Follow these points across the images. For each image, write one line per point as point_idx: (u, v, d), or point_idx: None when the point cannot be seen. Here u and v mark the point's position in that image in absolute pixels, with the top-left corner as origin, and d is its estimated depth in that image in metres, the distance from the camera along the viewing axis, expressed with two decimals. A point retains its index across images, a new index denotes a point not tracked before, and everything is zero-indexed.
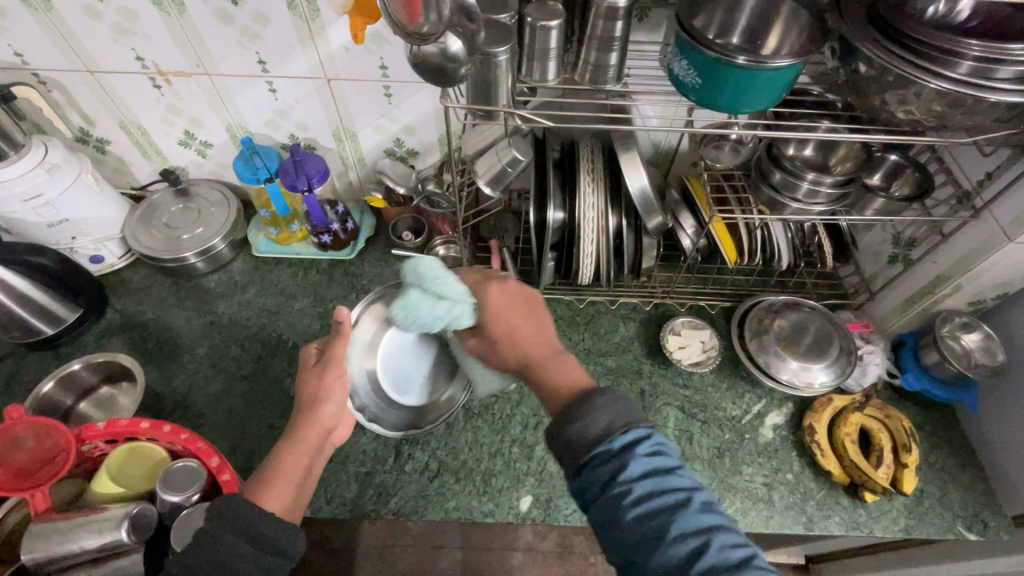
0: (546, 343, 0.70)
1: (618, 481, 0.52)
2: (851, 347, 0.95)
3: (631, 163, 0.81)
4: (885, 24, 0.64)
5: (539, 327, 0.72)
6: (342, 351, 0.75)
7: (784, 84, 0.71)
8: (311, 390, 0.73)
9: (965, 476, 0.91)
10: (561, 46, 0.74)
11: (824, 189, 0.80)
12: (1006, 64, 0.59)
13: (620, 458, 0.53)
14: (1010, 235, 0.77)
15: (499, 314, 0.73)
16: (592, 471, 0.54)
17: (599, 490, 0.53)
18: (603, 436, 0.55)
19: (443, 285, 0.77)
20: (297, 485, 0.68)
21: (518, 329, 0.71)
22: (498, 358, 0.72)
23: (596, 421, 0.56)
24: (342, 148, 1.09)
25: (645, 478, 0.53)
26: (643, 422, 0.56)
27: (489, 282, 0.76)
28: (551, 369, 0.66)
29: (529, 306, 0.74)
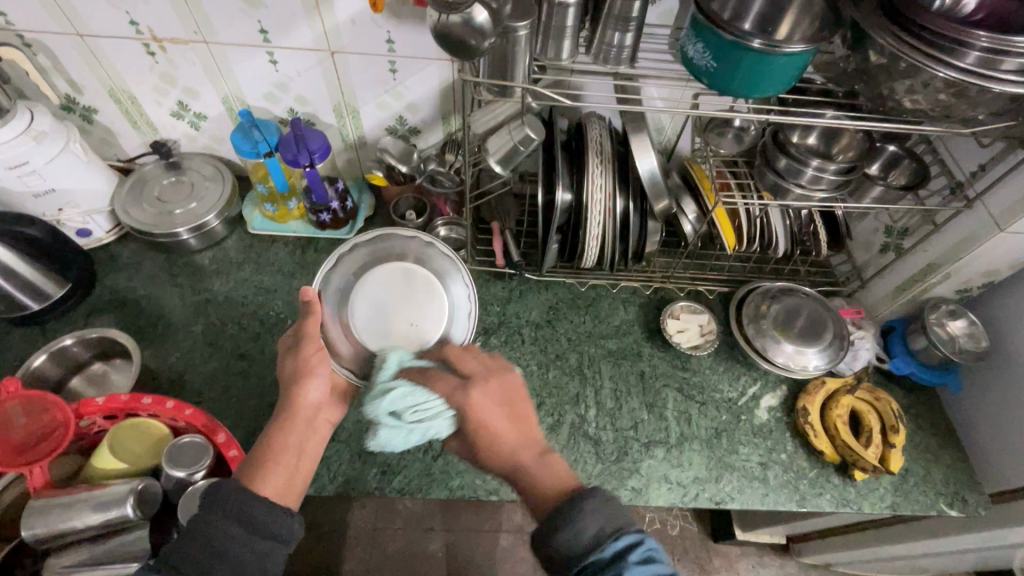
0: (535, 446, 0.69)
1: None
2: (844, 332, 0.98)
3: (641, 146, 0.82)
4: (897, 12, 0.66)
5: (523, 424, 0.70)
6: (316, 327, 0.74)
7: (795, 70, 0.72)
8: (295, 368, 0.72)
9: (947, 456, 0.96)
10: (577, 25, 0.73)
11: (828, 176, 0.82)
12: (1011, 55, 0.61)
13: (614, 567, 0.54)
14: (1002, 225, 0.80)
15: (481, 417, 0.69)
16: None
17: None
18: (598, 545, 0.56)
19: (411, 413, 0.68)
20: (292, 467, 0.67)
21: (503, 431, 0.69)
22: (482, 462, 0.70)
23: (587, 527, 0.57)
24: (342, 124, 1.06)
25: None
26: (632, 529, 0.57)
27: (469, 384, 0.70)
28: (537, 475, 0.65)
29: (511, 401, 0.71)
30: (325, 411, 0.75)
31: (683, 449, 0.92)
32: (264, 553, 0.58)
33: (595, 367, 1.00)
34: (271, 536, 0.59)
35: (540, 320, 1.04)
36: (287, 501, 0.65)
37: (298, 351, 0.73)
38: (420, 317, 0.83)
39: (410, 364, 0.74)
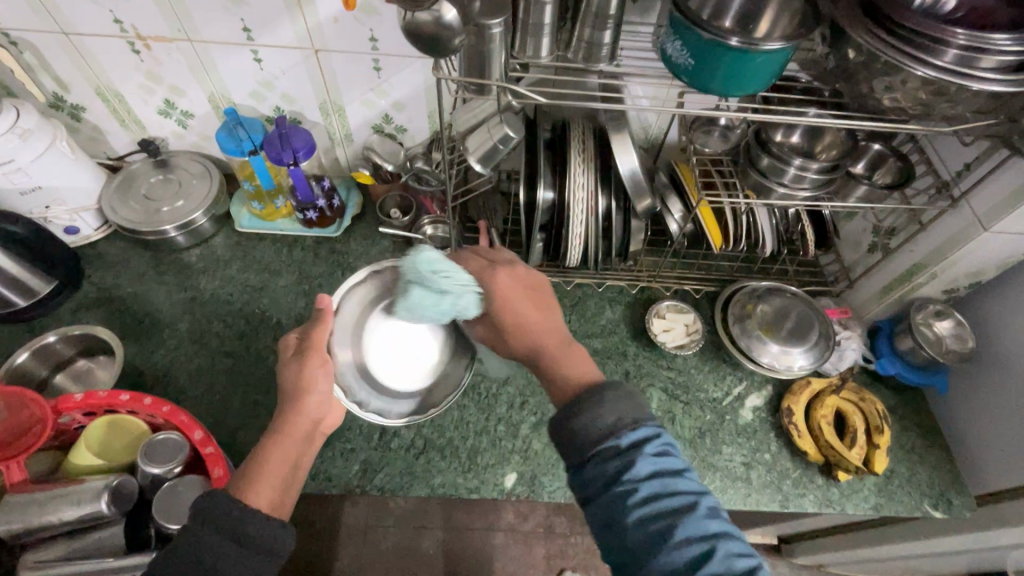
0: (553, 331, 0.74)
1: (625, 474, 0.56)
2: (829, 332, 0.98)
3: (622, 144, 0.81)
4: (875, 10, 0.65)
5: (544, 310, 0.77)
6: (322, 334, 0.73)
7: (776, 67, 0.71)
8: (295, 377, 0.70)
9: (933, 457, 0.95)
10: (555, 22, 0.73)
11: (810, 175, 0.81)
12: (990, 54, 0.61)
13: (627, 455, 0.57)
14: (986, 225, 0.79)
15: (510, 301, 0.75)
16: (598, 467, 0.58)
17: (602, 479, 0.57)
18: (616, 433, 0.59)
19: (444, 279, 0.76)
20: (283, 478, 0.65)
21: (531, 318, 0.75)
22: (511, 344, 0.75)
23: (606, 416, 0.60)
24: (329, 122, 1.07)
25: (652, 477, 0.56)
26: (648, 426, 0.60)
27: (495, 268, 0.78)
28: (562, 360, 0.71)
29: (536, 290, 0.78)
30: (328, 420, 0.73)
31: None
32: (256, 568, 0.57)
33: None
34: (263, 549, 0.58)
35: None
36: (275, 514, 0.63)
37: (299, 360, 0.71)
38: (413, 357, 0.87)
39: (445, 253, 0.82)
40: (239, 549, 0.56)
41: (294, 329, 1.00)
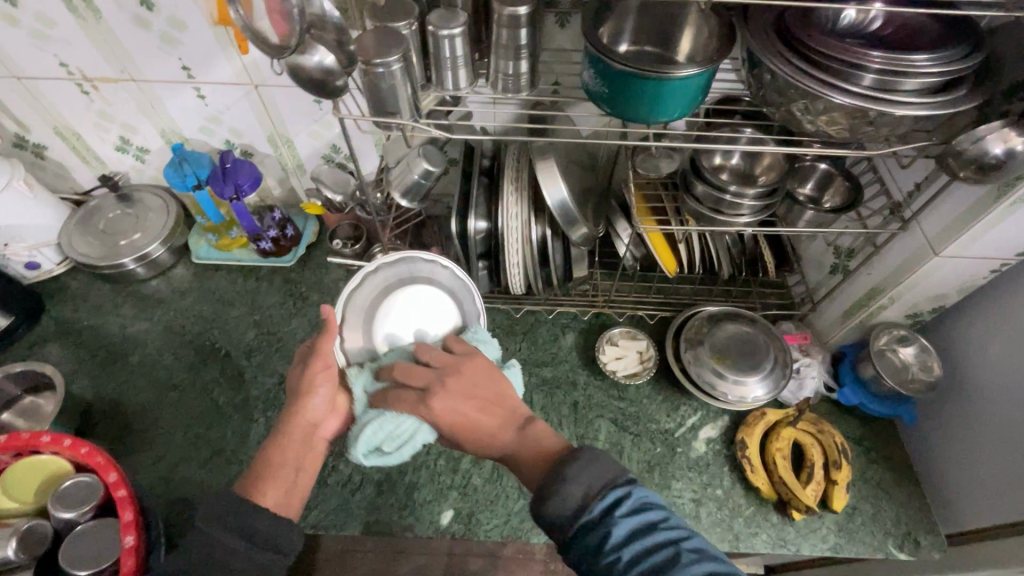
0: (507, 426, 0.67)
1: (605, 544, 0.50)
2: (786, 359, 0.93)
3: (549, 174, 0.80)
4: (788, 34, 0.62)
5: (495, 400, 0.68)
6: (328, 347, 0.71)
7: (694, 92, 0.69)
8: (302, 381, 0.71)
9: (900, 492, 0.89)
10: (469, 54, 0.72)
11: (746, 201, 0.78)
12: (910, 77, 0.57)
13: (601, 523, 0.52)
14: (936, 249, 0.74)
15: (451, 414, 0.66)
16: (581, 545, 0.52)
17: (585, 552, 0.51)
18: (589, 507, 0.53)
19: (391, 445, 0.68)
20: (290, 480, 0.69)
21: (473, 422, 0.66)
22: (477, 449, 0.67)
23: (574, 489, 0.54)
24: (279, 153, 1.07)
25: (630, 541, 0.50)
26: (618, 492, 0.54)
27: (428, 395, 0.66)
28: (523, 451, 0.64)
29: (478, 386, 0.68)
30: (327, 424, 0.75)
31: None
32: (263, 563, 0.60)
33: (527, 397, 0.97)
34: (269, 545, 0.61)
35: None
36: (281, 512, 0.67)
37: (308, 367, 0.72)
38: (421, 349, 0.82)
39: (374, 388, 0.71)
40: (248, 545, 0.59)
41: (241, 361, 1.00)
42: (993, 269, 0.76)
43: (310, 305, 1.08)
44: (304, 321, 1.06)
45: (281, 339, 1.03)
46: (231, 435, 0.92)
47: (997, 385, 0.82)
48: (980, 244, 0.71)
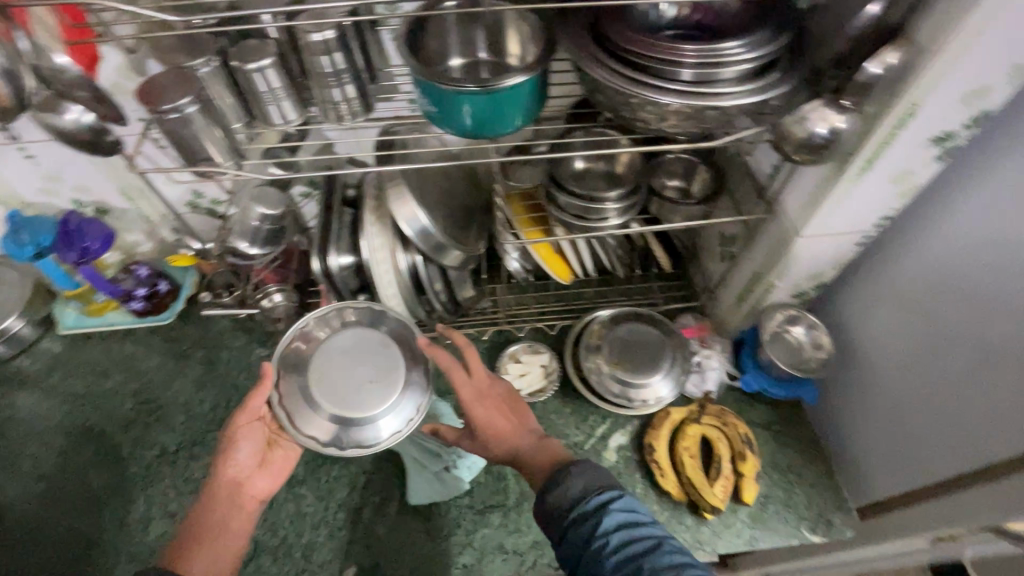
0: (526, 430, 0.73)
1: (597, 535, 0.55)
2: (685, 355, 0.92)
3: (404, 203, 0.77)
4: (603, 37, 0.59)
5: (518, 416, 0.75)
6: (258, 400, 0.72)
7: (525, 101, 0.65)
8: (226, 432, 0.72)
9: (810, 473, 0.89)
10: (290, 84, 0.67)
11: (610, 204, 0.75)
12: (728, 65, 0.55)
13: (594, 515, 0.57)
14: (798, 231, 0.73)
15: (486, 418, 0.73)
16: (574, 532, 0.57)
17: (580, 542, 0.56)
18: (594, 502, 0.58)
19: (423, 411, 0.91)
20: (226, 547, 0.65)
21: (504, 427, 0.73)
22: (496, 444, 0.72)
23: (574, 486, 0.60)
24: (138, 205, 1.00)
25: (618, 530, 0.55)
26: (620, 492, 0.59)
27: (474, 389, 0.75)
28: (537, 459, 0.68)
29: (512, 400, 0.76)
30: (259, 484, 0.72)
31: (520, 510, 0.84)
32: None
33: None
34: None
35: None
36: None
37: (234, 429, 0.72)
38: (365, 379, 0.79)
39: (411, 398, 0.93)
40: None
41: (117, 436, 0.92)
42: (856, 242, 0.76)
43: (193, 363, 1.00)
44: (187, 382, 0.98)
45: (162, 405, 0.96)
46: (107, 521, 0.84)
47: (888, 354, 0.81)
48: (836, 221, 0.71)
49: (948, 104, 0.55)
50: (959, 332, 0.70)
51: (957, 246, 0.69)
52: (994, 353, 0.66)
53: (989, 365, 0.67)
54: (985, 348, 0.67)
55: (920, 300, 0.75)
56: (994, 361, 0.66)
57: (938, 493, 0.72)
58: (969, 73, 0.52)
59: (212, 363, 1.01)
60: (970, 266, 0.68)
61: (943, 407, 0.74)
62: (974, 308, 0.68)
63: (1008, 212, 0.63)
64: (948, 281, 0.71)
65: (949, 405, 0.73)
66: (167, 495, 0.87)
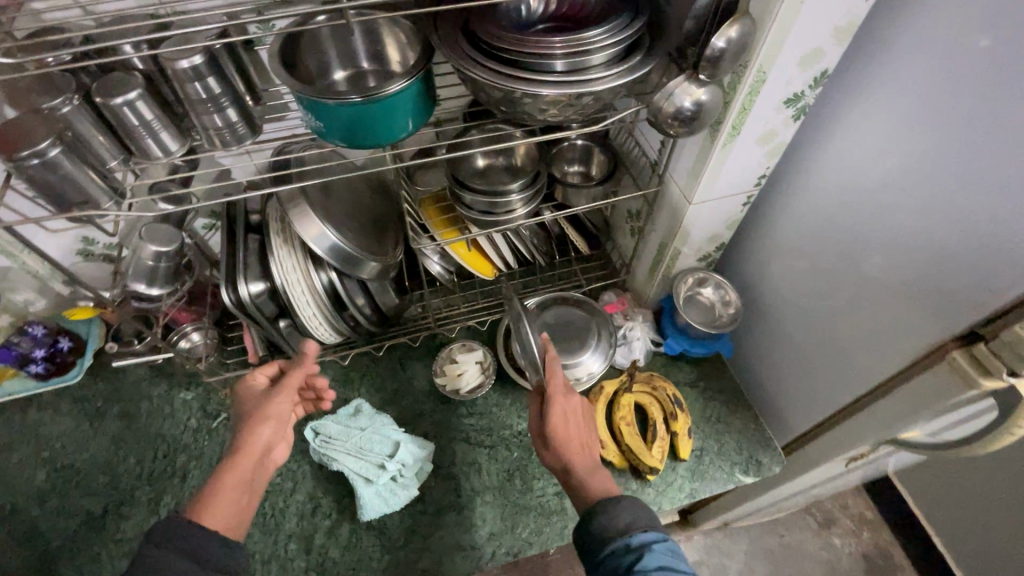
0: (585, 453, 0.73)
1: (635, 570, 0.60)
2: (610, 329, 0.95)
3: (309, 222, 0.76)
4: (477, 39, 0.61)
5: (592, 440, 0.76)
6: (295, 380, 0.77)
7: (414, 103, 0.66)
8: (257, 406, 0.75)
9: (737, 421, 0.95)
10: (166, 115, 0.65)
11: (513, 195, 0.77)
12: (593, 52, 0.58)
13: (637, 554, 0.62)
14: (689, 199, 0.79)
15: (565, 426, 0.74)
16: (613, 563, 0.63)
17: (617, 572, 0.61)
18: (639, 543, 0.63)
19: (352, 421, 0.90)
20: (242, 503, 0.66)
21: (580, 442, 0.74)
22: (556, 453, 0.74)
23: (620, 517, 0.65)
24: (20, 262, 0.92)
25: (657, 570, 0.59)
26: (666, 540, 0.63)
27: (565, 399, 0.75)
28: (591, 486, 0.70)
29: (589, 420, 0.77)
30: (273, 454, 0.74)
31: (474, 505, 0.86)
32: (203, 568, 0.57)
33: None
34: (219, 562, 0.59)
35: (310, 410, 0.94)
36: (229, 535, 0.63)
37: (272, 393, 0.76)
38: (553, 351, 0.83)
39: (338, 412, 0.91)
40: (199, 568, 0.57)
41: (32, 511, 0.85)
42: (743, 202, 0.82)
43: (111, 419, 0.94)
44: (106, 441, 0.92)
45: (80, 470, 0.89)
46: None
47: (792, 296, 0.87)
48: (720, 185, 0.76)
49: (788, 67, 0.60)
50: (841, 269, 0.77)
51: (838, 186, 0.74)
52: (867, 284, 0.73)
53: (868, 297, 0.73)
54: (860, 280, 0.74)
55: (808, 245, 0.82)
56: (869, 291, 0.73)
57: (845, 416, 0.80)
58: (800, 38, 0.57)
59: (131, 416, 0.95)
60: (849, 205, 0.73)
61: (836, 340, 0.80)
62: (854, 245, 0.74)
63: (863, 157, 0.70)
64: (827, 224, 0.77)
65: (840, 336, 0.79)
66: (98, 562, 0.81)
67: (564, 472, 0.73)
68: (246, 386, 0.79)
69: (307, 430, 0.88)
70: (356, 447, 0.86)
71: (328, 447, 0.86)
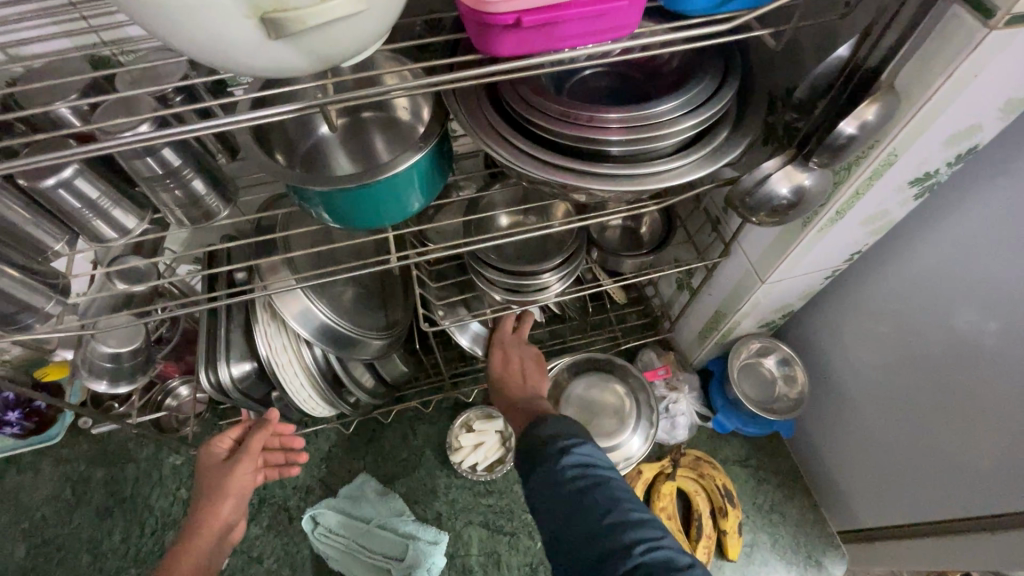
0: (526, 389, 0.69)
1: (553, 470, 0.52)
2: (651, 404, 0.83)
3: (297, 298, 0.63)
4: (505, 104, 0.46)
5: (539, 379, 0.70)
6: (258, 443, 0.66)
7: (430, 176, 0.50)
8: (214, 477, 0.66)
9: (794, 510, 0.84)
10: (113, 189, 0.52)
11: (548, 276, 0.64)
12: (662, 138, 0.42)
13: (555, 453, 0.53)
14: (762, 278, 0.64)
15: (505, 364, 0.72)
16: (539, 472, 0.53)
17: (536, 476, 0.52)
18: (557, 442, 0.54)
19: (358, 504, 0.81)
20: None
21: (520, 377, 0.70)
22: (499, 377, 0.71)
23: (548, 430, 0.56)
24: None
25: (578, 464, 0.52)
26: (586, 436, 0.55)
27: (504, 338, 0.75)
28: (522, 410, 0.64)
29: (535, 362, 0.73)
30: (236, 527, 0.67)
31: None
32: None
33: None
34: None
35: (311, 483, 0.84)
36: None
37: (233, 465, 0.66)
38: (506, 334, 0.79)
39: (343, 493, 0.82)
40: None
41: None
42: (825, 276, 0.67)
43: (95, 486, 0.86)
44: (89, 512, 0.84)
45: (64, 545, 0.82)
46: None
47: (863, 376, 0.74)
48: (804, 265, 0.61)
49: (931, 148, 0.45)
50: (930, 357, 0.64)
51: (925, 258, 0.62)
52: (971, 377, 0.61)
53: (982, 379, 0.59)
54: (960, 376, 0.62)
55: (883, 323, 0.69)
56: (985, 374, 0.59)
57: (968, 526, 0.64)
58: (959, 116, 0.42)
59: (117, 482, 0.86)
60: (944, 277, 0.60)
61: (917, 434, 0.69)
62: (953, 320, 0.61)
63: (958, 222, 0.57)
64: (914, 305, 0.65)
65: (923, 431, 0.68)
66: None
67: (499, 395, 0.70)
68: (206, 455, 0.68)
69: (304, 517, 0.79)
70: (362, 540, 0.78)
71: (329, 540, 0.78)
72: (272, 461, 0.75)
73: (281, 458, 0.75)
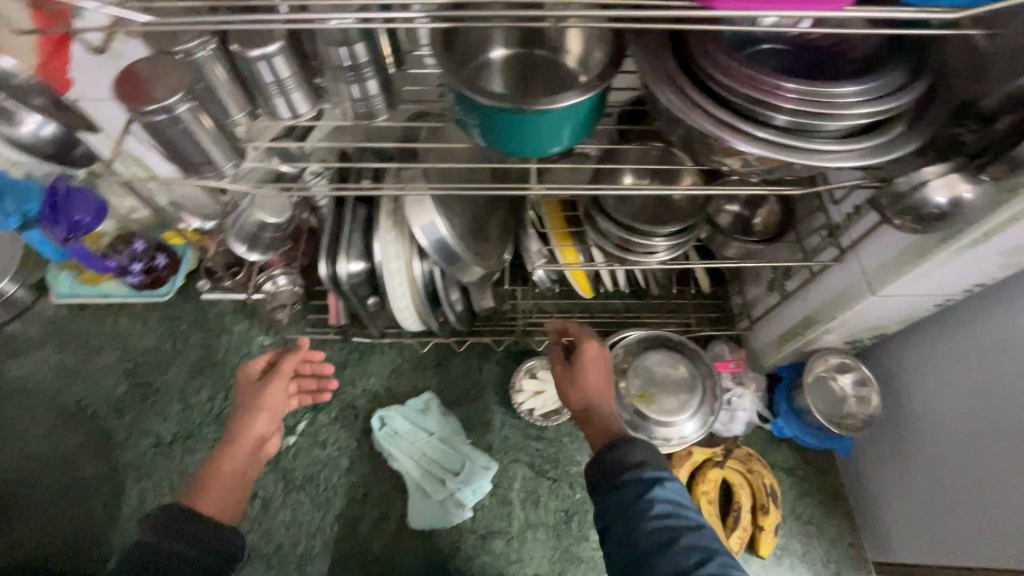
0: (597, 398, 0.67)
1: (641, 500, 0.54)
2: (716, 391, 0.84)
3: (423, 210, 0.67)
4: (686, 57, 0.47)
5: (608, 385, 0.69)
6: (289, 364, 0.73)
7: (580, 123, 0.51)
8: (247, 396, 0.73)
9: (831, 527, 0.84)
10: (300, 71, 0.56)
11: (659, 242, 0.66)
12: (836, 116, 0.43)
13: (643, 482, 0.55)
14: (874, 289, 0.64)
15: (583, 370, 0.69)
16: (622, 496, 0.55)
17: (620, 497, 0.55)
18: (642, 468, 0.56)
19: (421, 420, 0.87)
20: (234, 488, 0.66)
21: (596, 388, 0.68)
22: (579, 389, 0.68)
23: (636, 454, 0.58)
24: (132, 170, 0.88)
25: (667, 500, 0.53)
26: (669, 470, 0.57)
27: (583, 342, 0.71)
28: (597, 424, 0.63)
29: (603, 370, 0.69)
30: (272, 441, 0.74)
31: (524, 539, 0.81)
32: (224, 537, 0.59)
33: None
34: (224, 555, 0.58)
35: (379, 389, 0.91)
36: (225, 517, 0.63)
37: (268, 380, 0.73)
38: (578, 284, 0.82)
39: (410, 404, 0.88)
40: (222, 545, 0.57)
41: (112, 421, 0.89)
42: (935, 302, 0.66)
43: (191, 347, 0.95)
44: (184, 368, 0.93)
45: (158, 390, 0.91)
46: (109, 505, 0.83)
47: (937, 412, 0.74)
48: (921, 283, 0.61)
49: None
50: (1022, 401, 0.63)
51: None
52: None
53: None
54: None
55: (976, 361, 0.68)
56: None
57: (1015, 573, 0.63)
58: None
59: (211, 347, 0.95)
60: None
61: (983, 478, 0.68)
62: None
63: None
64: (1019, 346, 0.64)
65: (992, 474, 0.67)
66: (161, 486, 0.85)
67: (581, 407, 0.67)
68: (241, 374, 0.75)
69: (374, 416, 0.86)
70: (420, 452, 0.84)
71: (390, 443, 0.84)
72: (306, 387, 0.85)
73: (313, 385, 0.85)
